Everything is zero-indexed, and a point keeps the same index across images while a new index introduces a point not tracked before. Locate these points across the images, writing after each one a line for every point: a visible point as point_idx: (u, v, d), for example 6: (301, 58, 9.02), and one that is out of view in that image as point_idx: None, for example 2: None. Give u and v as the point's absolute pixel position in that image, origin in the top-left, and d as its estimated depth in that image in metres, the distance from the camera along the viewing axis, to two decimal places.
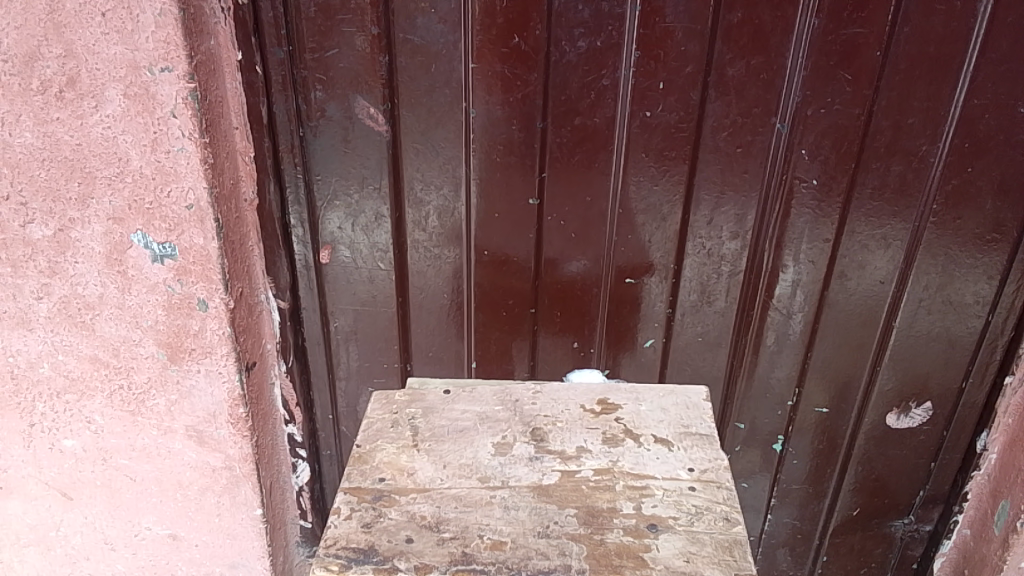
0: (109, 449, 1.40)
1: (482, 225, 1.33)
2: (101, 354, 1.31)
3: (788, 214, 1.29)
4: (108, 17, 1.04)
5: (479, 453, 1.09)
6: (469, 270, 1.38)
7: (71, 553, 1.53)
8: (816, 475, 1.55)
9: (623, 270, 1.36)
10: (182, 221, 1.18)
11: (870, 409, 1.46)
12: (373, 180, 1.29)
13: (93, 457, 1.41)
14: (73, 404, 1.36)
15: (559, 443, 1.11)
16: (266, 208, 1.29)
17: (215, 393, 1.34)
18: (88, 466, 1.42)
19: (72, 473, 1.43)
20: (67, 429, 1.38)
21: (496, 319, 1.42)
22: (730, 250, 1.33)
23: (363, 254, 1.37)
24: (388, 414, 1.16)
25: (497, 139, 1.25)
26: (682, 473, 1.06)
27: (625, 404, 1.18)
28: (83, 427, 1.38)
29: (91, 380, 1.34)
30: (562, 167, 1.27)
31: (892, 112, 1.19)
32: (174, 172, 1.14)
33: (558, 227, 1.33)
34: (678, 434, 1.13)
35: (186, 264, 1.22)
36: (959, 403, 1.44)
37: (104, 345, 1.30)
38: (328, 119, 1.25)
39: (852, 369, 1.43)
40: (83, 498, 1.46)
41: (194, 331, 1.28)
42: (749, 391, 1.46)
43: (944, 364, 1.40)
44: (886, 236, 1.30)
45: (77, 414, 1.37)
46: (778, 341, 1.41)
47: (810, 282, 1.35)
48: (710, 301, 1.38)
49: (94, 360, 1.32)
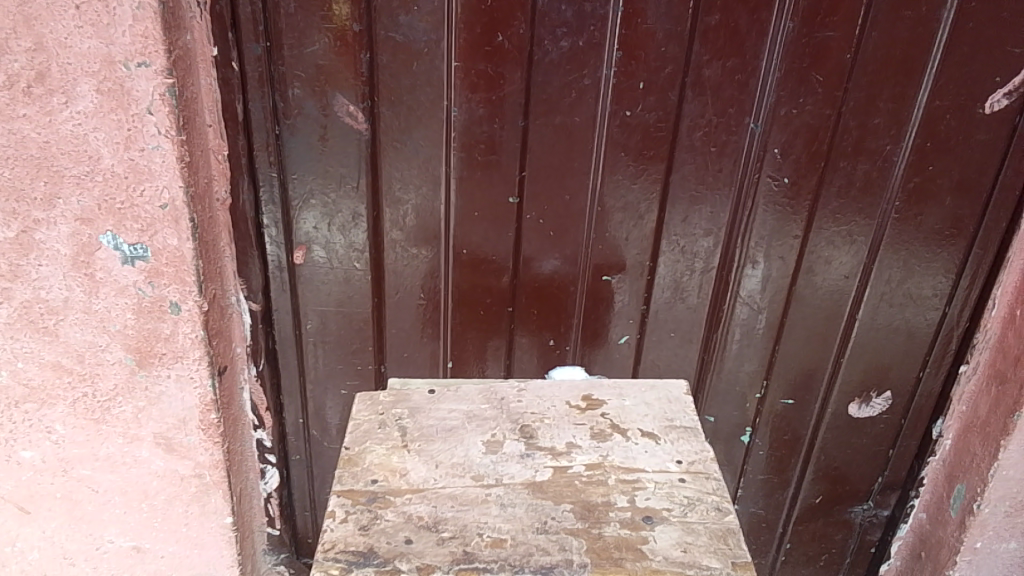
0: (71, 459, 1.35)
1: (460, 224, 1.33)
2: (64, 361, 1.26)
3: (760, 212, 1.32)
4: (81, 10, 1.00)
5: (470, 451, 1.09)
6: (446, 269, 1.37)
7: (26, 571, 1.45)
8: (780, 466, 1.59)
9: (600, 268, 1.38)
10: (156, 221, 1.15)
11: (834, 400, 1.51)
12: (351, 180, 1.28)
13: (53, 469, 1.35)
14: (32, 414, 1.30)
15: (549, 440, 1.11)
16: (239, 208, 1.27)
17: (186, 399, 1.30)
18: (48, 479, 1.36)
19: (30, 486, 1.37)
20: (26, 440, 1.32)
21: (473, 317, 1.42)
22: (703, 247, 1.36)
23: (339, 254, 1.34)
24: (374, 415, 1.15)
25: (478, 137, 1.25)
26: (671, 465, 1.08)
27: (610, 400, 1.20)
28: (43, 437, 1.32)
29: (53, 389, 1.28)
30: (542, 165, 1.28)
31: (859, 113, 1.24)
32: (147, 170, 1.11)
33: (535, 226, 1.33)
34: (664, 427, 1.15)
35: (158, 266, 1.18)
36: (916, 393, 1.50)
37: (68, 351, 1.25)
38: (305, 117, 1.22)
39: (817, 363, 1.48)
40: (42, 512, 1.39)
41: (166, 335, 1.24)
42: (720, 385, 1.49)
43: (903, 355, 1.46)
44: (851, 232, 1.35)
45: (36, 424, 1.31)
46: (749, 336, 1.44)
47: (779, 278, 1.39)
48: (683, 298, 1.41)
49: (57, 367, 1.26)
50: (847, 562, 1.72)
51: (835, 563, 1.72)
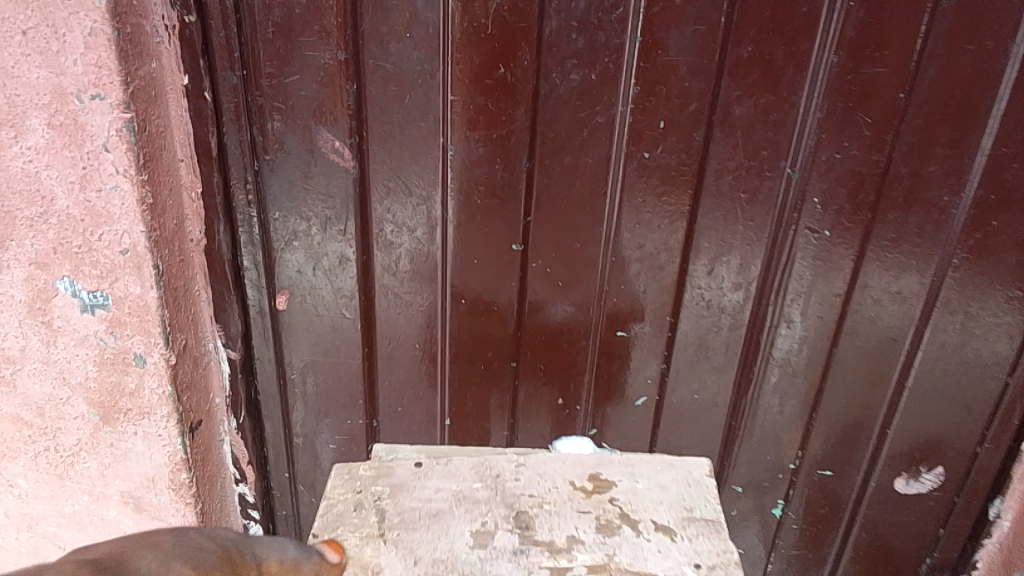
0: (34, 515, 1.25)
1: (459, 272, 1.19)
2: (24, 413, 1.16)
3: (797, 265, 1.17)
4: (29, 36, 0.89)
5: (456, 544, 0.95)
6: (444, 319, 1.24)
7: None
8: (815, 541, 1.43)
9: (615, 323, 1.24)
10: (117, 267, 1.04)
11: (877, 474, 1.35)
12: (337, 222, 1.15)
13: (17, 524, 1.26)
14: None
15: (547, 532, 0.98)
16: (215, 250, 1.15)
17: (154, 457, 1.18)
18: (12, 533, 1.27)
19: None
20: None
21: (473, 371, 1.27)
22: (732, 302, 1.21)
23: (325, 301, 1.22)
24: (351, 494, 1.02)
25: (478, 178, 1.12)
26: (687, 570, 0.94)
27: (620, 482, 1.06)
28: (5, 490, 1.23)
29: (13, 442, 1.18)
30: (549, 210, 1.14)
31: (912, 158, 1.08)
32: (106, 213, 1.00)
33: (542, 275, 1.20)
34: (681, 520, 1.01)
35: (120, 315, 1.07)
36: (971, 468, 1.32)
37: (27, 403, 1.15)
38: (287, 152, 1.10)
39: (858, 433, 1.32)
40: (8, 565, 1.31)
41: (130, 389, 1.12)
42: (748, 452, 1.34)
43: (958, 426, 1.29)
44: (902, 291, 1.19)
45: None
46: (781, 399, 1.29)
47: (817, 338, 1.23)
48: (708, 357, 1.26)
49: (16, 419, 1.17)
50: None
51: None
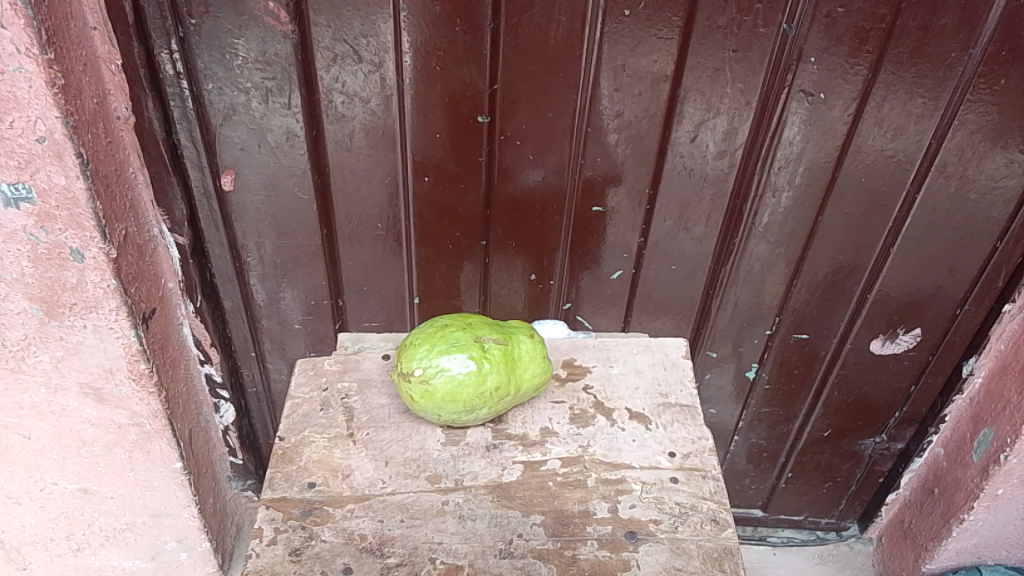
0: (11, 424, 1.19)
1: (420, 144, 1.11)
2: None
3: (787, 131, 1.09)
4: None
5: (428, 443, 0.92)
6: (407, 196, 1.17)
7: (6, 500, 1.30)
8: (786, 398, 1.46)
9: (590, 197, 1.17)
10: (36, 157, 0.89)
11: (855, 337, 1.34)
12: (280, 95, 1.05)
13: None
14: None
15: (521, 426, 0.95)
16: (145, 127, 1.03)
17: (109, 350, 1.09)
18: (9, 429, 1.19)
19: None
20: None
21: (441, 251, 1.24)
22: (716, 170, 1.14)
23: (274, 180, 1.14)
24: (316, 392, 0.98)
25: (436, 42, 1.01)
26: (662, 459, 0.92)
27: (596, 367, 1.02)
28: (7, 400, 1.15)
29: None
30: (516, 76, 1.05)
31: (923, 9, 0.97)
32: (11, 97, 0.84)
33: (513, 146, 1.11)
34: (657, 407, 0.98)
35: (48, 209, 0.94)
36: (950, 328, 1.32)
37: None
38: (214, 16, 0.98)
39: (837, 300, 1.29)
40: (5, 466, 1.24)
41: (72, 284, 1.01)
42: (726, 317, 1.33)
43: (941, 288, 1.26)
44: (896, 155, 1.11)
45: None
46: (761, 269, 1.25)
47: (802, 207, 1.17)
48: (688, 227, 1.21)
49: None
50: (851, 489, 1.62)
51: (838, 490, 1.63)
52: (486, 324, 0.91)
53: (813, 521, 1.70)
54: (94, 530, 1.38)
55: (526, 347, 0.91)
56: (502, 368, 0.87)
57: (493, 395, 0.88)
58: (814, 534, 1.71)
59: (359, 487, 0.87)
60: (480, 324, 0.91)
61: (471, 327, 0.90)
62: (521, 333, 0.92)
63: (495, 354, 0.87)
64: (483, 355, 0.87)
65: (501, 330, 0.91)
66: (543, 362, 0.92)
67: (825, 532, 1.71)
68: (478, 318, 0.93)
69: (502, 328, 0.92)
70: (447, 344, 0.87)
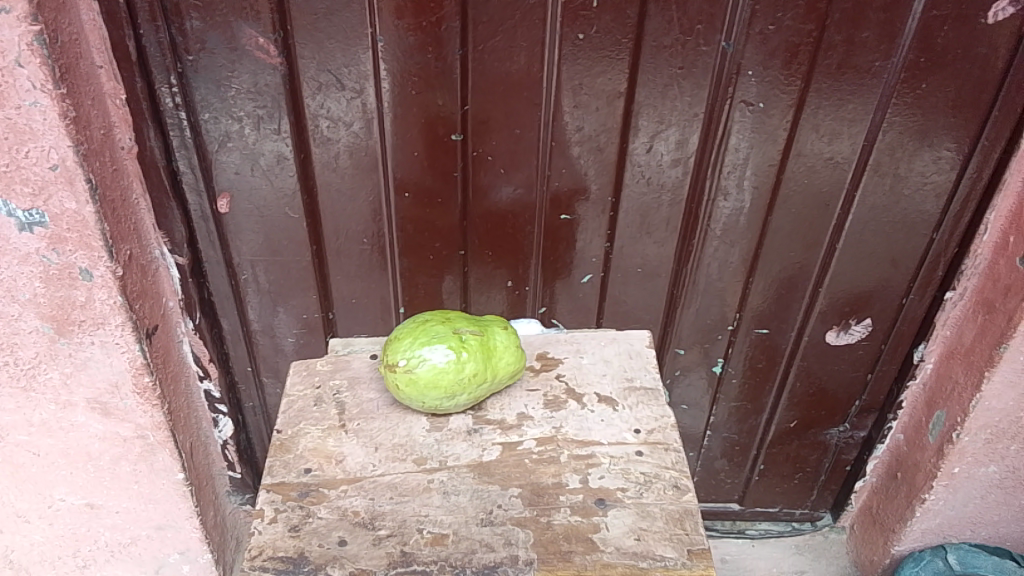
0: (22, 441, 1.26)
1: (399, 164, 1.21)
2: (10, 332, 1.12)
3: (733, 139, 1.20)
4: None
5: (414, 430, 1.01)
6: (389, 212, 1.27)
7: (16, 518, 1.37)
8: (753, 392, 1.55)
9: (558, 207, 1.27)
10: (49, 183, 0.98)
11: (811, 330, 1.43)
12: (270, 122, 1.15)
13: (7, 442, 1.26)
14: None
15: (499, 412, 1.03)
16: (147, 155, 1.13)
17: (114, 364, 1.17)
18: (19, 446, 1.27)
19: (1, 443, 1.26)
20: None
21: (423, 263, 1.33)
22: (671, 178, 1.24)
23: (266, 201, 1.24)
24: (310, 390, 1.07)
25: (411, 69, 1.12)
26: (628, 436, 1.01)
27: (566, 358, 1.12)
28: (18, 418, 1.23)
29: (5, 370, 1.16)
30: (484, 98, 1.15)
31: (846, 25, 1.08)
32: (28, 129, 0.94)
33: (485, 162, 1.22)
34: (623, 390, 1.07)
35: (59, 232, 1.03)
36: (899, 317, 1.42)
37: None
38: (210, 52, 1.09)
39: (792, 296, 1.39)
40: (15, 483, 1.32)
41: (81, 302, 1.10)
42: (691, 315, 1.43)
43: (887, 280, 1.37)
44: (835, 157, 1.22)
45: (10, 399, 1.20)
46: (719, 269, 1.35)
47: (753, 208, 1.27)
48: (650, 232, 1.31)
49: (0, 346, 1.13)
50: (820, 479, 1.71)
51: (808, 481, 1.72)
52: (464, 318, 1.01)
53: (787, 512, 1.79)
54: (100, 545, 1.44)
55: (500, 338, 1.00)
56: (479, 357, 0.96)
57: (473, 380, 0.97)
58: (789, 526, 1.80)
59: (353, 471, 0.96)
60: (458, 319, 1.01)
61: (449, 321, 0.99)
62: (495, 326, 1.02)
63: (473, 343, 0.97)
64: (461, 345, 0.96)
65: (477, 323, 1.01)
66: (517, 351, 1.02)
67: (801, 523, 1.79)
68: (456, 314, 1.03)
69: (478, 322, 1.01)
70: (428, 337, 0.96)
